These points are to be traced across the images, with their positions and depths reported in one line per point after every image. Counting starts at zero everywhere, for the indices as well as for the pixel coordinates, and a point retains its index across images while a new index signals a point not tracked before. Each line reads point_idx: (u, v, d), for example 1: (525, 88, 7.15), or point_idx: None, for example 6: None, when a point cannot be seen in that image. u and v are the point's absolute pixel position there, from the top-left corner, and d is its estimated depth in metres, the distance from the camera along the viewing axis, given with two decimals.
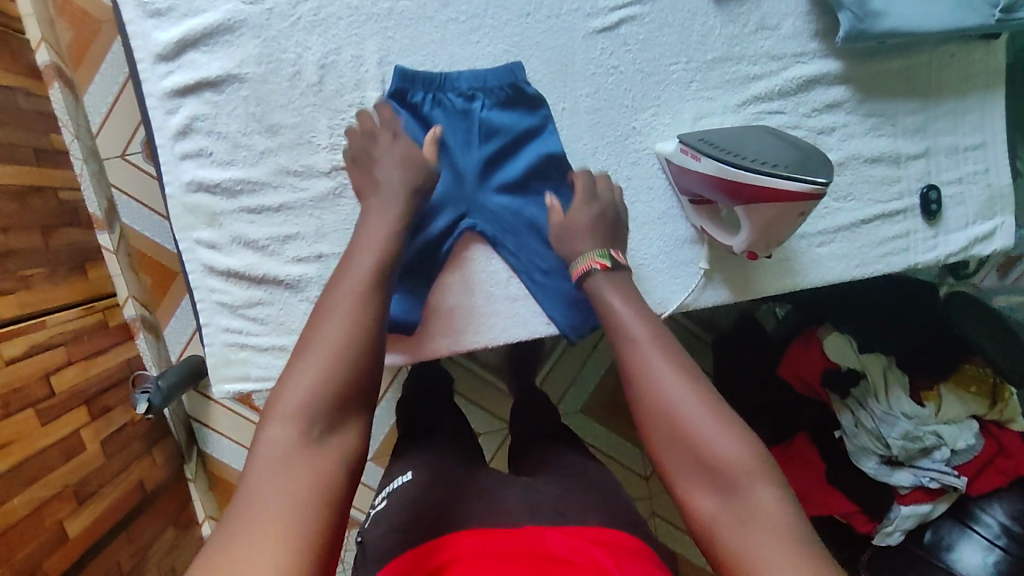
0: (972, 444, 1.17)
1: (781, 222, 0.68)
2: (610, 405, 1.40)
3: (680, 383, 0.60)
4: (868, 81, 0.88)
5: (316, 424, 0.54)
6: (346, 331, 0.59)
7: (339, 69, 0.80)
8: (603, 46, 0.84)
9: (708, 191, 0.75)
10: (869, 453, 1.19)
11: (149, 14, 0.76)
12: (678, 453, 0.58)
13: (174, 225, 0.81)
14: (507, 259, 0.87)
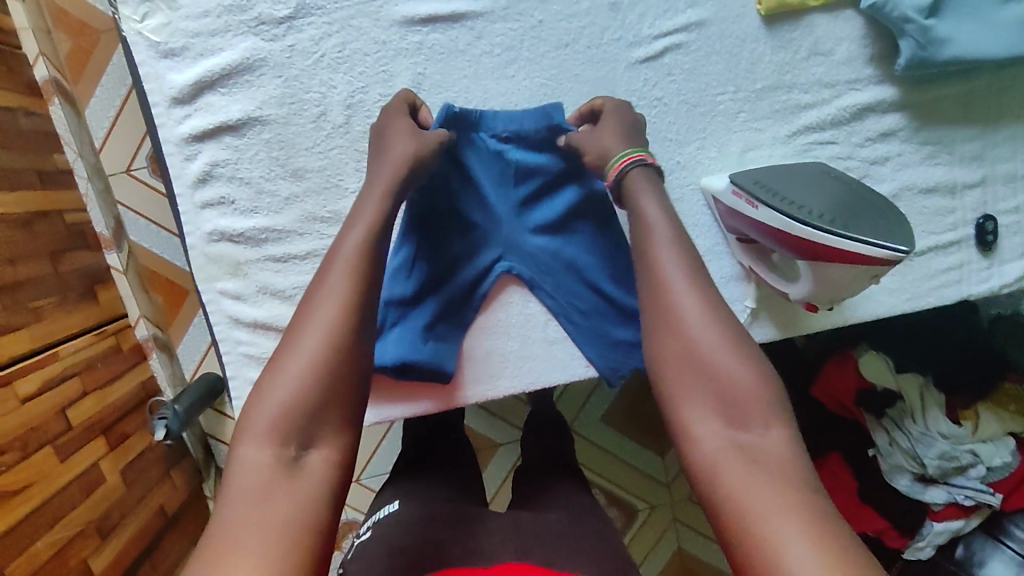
0: (1008, 462, 1.08)
1: (851, 282, 0.66)
2: (631, 412, 1.33)
3: (705, 312, 0.54)
4: (924, 107, 0.83)
5: (292, 439, 0.48)
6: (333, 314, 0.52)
7: (367, 108, 0.75)
8: (647, 77, 0.78)
9: (765, 240, 0.71)
10: (903, 470, 1.10)
11: (162, 55, 0.71)
12: (689, 380, 0.52)
13: (197, 275, 0.77)
14: (546, 303, 0.82)
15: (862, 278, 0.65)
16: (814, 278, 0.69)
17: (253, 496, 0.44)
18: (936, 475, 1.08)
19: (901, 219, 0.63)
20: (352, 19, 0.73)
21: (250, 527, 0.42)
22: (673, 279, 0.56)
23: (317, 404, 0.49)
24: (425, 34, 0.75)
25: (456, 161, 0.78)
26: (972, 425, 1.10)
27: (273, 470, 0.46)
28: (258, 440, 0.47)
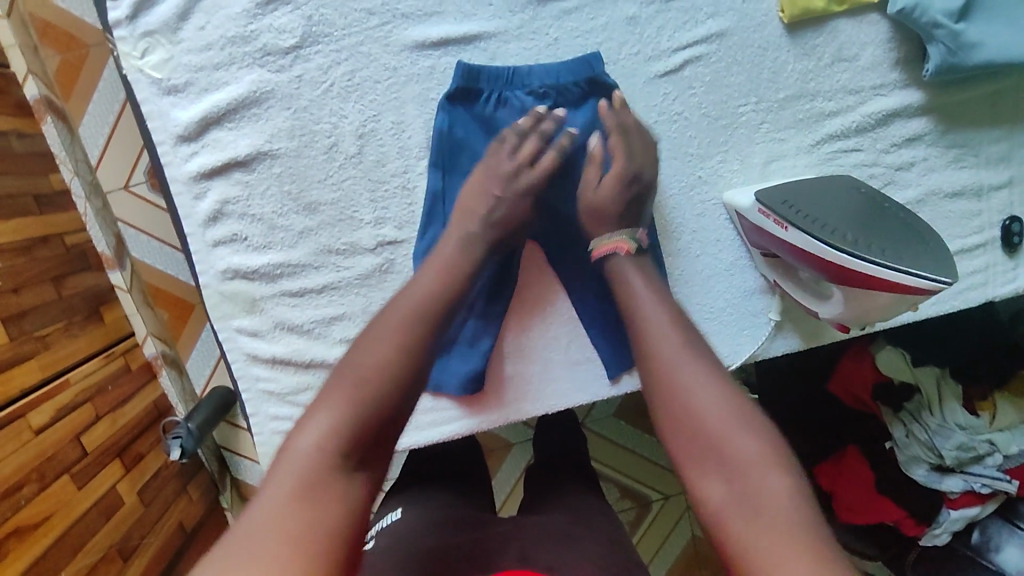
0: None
1: (887, 308, 0.65)
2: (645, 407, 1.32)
3: (707, 373, 0.54)
4: (950, 110, 0.81)
5: (352, 454, 0.48)
6: (393, 356, 0.54)
7: (379, 137, 0.72)
8: (667, 91, 0.76)
9: (795, 261, 0.70)
10: (920, 461, 1.09)
11: (164, 91, 0.69)
12: (689, 441, 0.51)
13: (211, 313, 0.74)
14: (563, 278, 0.80)
15: (902, 305, 0.65)
16: (849, 303, 0.68)
17: (293, 507, 0.44)
18: (954, 465, 1.07)
19: (941, 245, 0.63)
20: (361, 46, 0.70)
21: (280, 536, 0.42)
22: (673, 340, 0.57)
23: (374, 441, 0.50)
24: (437, 58, 0.72)
25: (485, 120, 0.73)
26: (989, 416, 1.09)
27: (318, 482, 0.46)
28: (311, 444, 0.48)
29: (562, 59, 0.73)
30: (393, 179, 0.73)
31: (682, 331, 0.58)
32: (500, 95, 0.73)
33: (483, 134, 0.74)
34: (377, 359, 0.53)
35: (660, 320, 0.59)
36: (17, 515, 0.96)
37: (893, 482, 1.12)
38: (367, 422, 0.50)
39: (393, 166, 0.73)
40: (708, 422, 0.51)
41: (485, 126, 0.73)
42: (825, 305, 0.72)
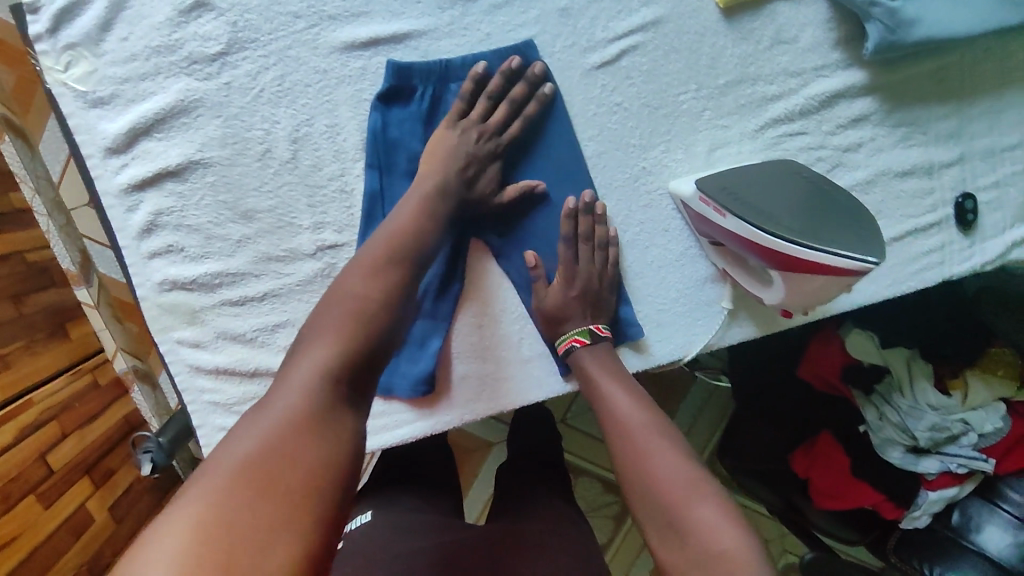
0: (999, 427, 1.07)
1: (822, 290, 0.64)
2: None
3: (673, 454, 0.60)
4: (895, 88, 0.80)
5: (337, 382, 0.49)
6: (374, 299, 0.56)
7: (314, 141, 0.71)
8: (604, 82, 0.75)
9: (735, 248, 0.69)
10: (895, 443, 1.09)
11: (91, 104, 0.68)
12: (658, 516, 0.57)
13: (151, 326, 0.74)
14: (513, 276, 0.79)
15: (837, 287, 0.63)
16: (787, 288, 0.67)
17: (286, 428, 0.45)
18: (929, 445, 1.07)
19: (876, 230, 0.62)
20: (289, 49, 0.69)
21: (276, 454, 0.43)
22: (644, 427, 0.63)
23: (358, 374, 0.51)
24: (367, 58, 0.71)
25: (421, 119, 0.72)
26: (960, 395, 1.10)
27: (310, 410, 0.46)
28: (299, 378, 0.48)
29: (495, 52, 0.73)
30: (330, 183, 0.72)
31: (650, 418, 0.65)
32: (435, 91, 0.72)
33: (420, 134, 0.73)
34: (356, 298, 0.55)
35: (628, 410, 0.66)
36: None
37: (869, 466, 1.11)
38: (351, 359, 0.51)
39: (329, 170, 0.72)
40: (670, 495, 0.57)
41: (423, 125, 0.72)
42: (768, 291, 0.71)
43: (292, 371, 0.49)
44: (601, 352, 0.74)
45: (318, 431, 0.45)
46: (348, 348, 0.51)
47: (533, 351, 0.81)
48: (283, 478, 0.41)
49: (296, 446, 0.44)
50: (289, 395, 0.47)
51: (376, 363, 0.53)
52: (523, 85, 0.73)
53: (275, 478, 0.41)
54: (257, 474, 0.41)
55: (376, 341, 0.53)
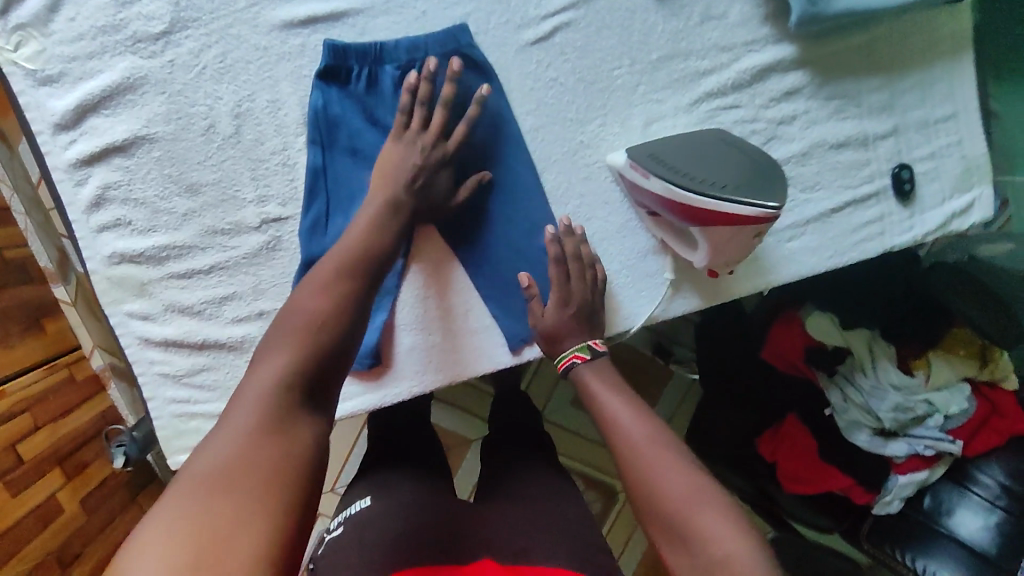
0: (967, 409, 1.12)
1: (737, 242, 0.67)
2: None
3: (675, 466, 0.59)
4: (826, 62, 0.82)
5: (298, 393, 0.50)
6: (328, 312, 0.56)
7: (256, 116, 0.74)
8: (539, 58, 0.78)
9: (661, 210, 0.72)
10: (861, 425, 1.13)
11: (40, 83, 0.70)
12: (672, 531, 0.56)
13: (101, 299, 0.76)
14: (457, 250, 0.81)
15: (750, 234, 0.65)
16: (709, 244, 0.69)
17: (250, 440, 0.45)
18: (894, 427, 1.12)
19: (778, 177, 0.64)
20: (230, 28, 0.72)
21: (245, 464, 0.43)
22: (646, 437, 0.62)
23: (318, 387, 0.52)
24: (306, 36, 0.74)
25: (361, 98, 0.74)
26: (925, 374, 1.14)
27: (267, 420, 0.47)
28: (256, 389, 0.49)
29: (430, 33, 0.75)
30: (273, 157, 0.75)
31: (653, 429, 0.63)
32: (370, 72, 0.74)
33: (359, 115, 0.75)
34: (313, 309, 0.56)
35: (629, 419, 0.64)
36: None
37: (836, 450, 1.15)
38: (309, 369, 0.52)
39: (272, 144, 0.75)
40: (676, 509, 0.56)
41: (361, 103, 0.74)
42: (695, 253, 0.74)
43: (249, 384, 0.50)
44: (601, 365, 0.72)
45: (275, 440, 0.46)
46: (305, 359, 0.52)
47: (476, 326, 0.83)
48: (254, 486, 0.42)
49: (259, 455, 0.44)
50: (249, 409, 0.47)
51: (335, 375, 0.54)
52: (448, 86, 0.72)
53: (243, 485, 0.42)
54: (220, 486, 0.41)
55: (335, 355, 0.54)
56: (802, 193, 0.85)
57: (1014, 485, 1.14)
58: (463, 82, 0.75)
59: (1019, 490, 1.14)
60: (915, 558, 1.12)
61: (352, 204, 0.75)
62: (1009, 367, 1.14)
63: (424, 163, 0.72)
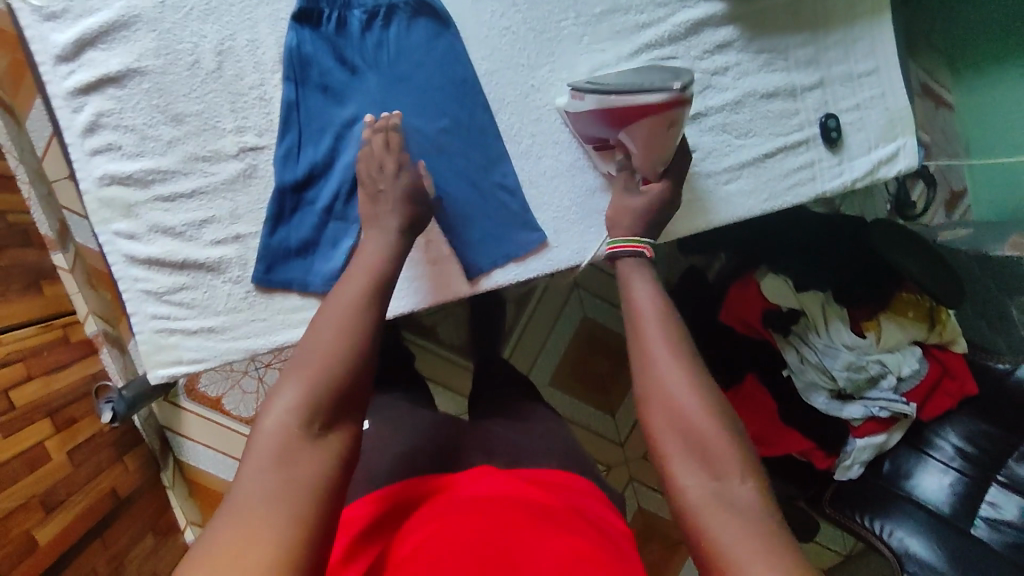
0: (917, 369, 1.16)
1: (658, 137, 0.76)
2: (574, 371, 1.54)
3: (686, 370, 0.56)
4: (756, 19, 0.91)
5: (319, 416, 0.54)
6: (334, 339, 0.59)
7: (237, 54, 0.83)
8: (493, 9, 0.87)
9: (597, 126, 0.82)
10: (819, 388, 1.18)
11: (44, 18, 0.79)
12: (678, 440, 0.53)
13: (91, 218, 0.83)
14: None
15: (661, 118, 0.74)
16: (634, 145, 0.79)
17: (269, 481, 0.49)
18: (850, 387, 1.15)
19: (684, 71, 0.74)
20: None
21: (274, 495, 0.48)
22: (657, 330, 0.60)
23: (341, 409, 0.56)
24: None
25: (331, 39, 0.84)
26: (875, 336, 1.19)
27: (292, 446, 0.52)
28: (276, 422, 0.53)
29: None
30: (251, 92, 0.83)
31: (666, 317, 0.61)
32: (340, 16, 0.83)
33: (329, 55, 0.83)
34: (329, 335, 0.59)
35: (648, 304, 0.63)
36: None
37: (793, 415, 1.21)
38: (325, 397, 0.55)
39: (250, 80, 0.83)
40: (687, 414, 0.53)
41: (331, 44, 0.83)
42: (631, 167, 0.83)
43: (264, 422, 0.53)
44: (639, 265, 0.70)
45: (291, 475, 0.50)
46: (322, 383, 0.56)
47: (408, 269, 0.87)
48: (288, 508, 0.47)
49: (288, 480, 0.49)
50: (266, 452, 0.51)
51: (359, 395, 0.58)
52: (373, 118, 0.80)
53: (258, 520, 0.46)
54: (245, 521, 0.46)
55: (357, 377, 0.58)
56: (737, 138, 0.93)
57: (970, 448, 1.17)
58: (424, 28, 0.85)
59: (976, 453, 1.17)
60: (874, 520, 1.15)
61: (323, 137, 0.85)
62: (958, 330, 1.19)
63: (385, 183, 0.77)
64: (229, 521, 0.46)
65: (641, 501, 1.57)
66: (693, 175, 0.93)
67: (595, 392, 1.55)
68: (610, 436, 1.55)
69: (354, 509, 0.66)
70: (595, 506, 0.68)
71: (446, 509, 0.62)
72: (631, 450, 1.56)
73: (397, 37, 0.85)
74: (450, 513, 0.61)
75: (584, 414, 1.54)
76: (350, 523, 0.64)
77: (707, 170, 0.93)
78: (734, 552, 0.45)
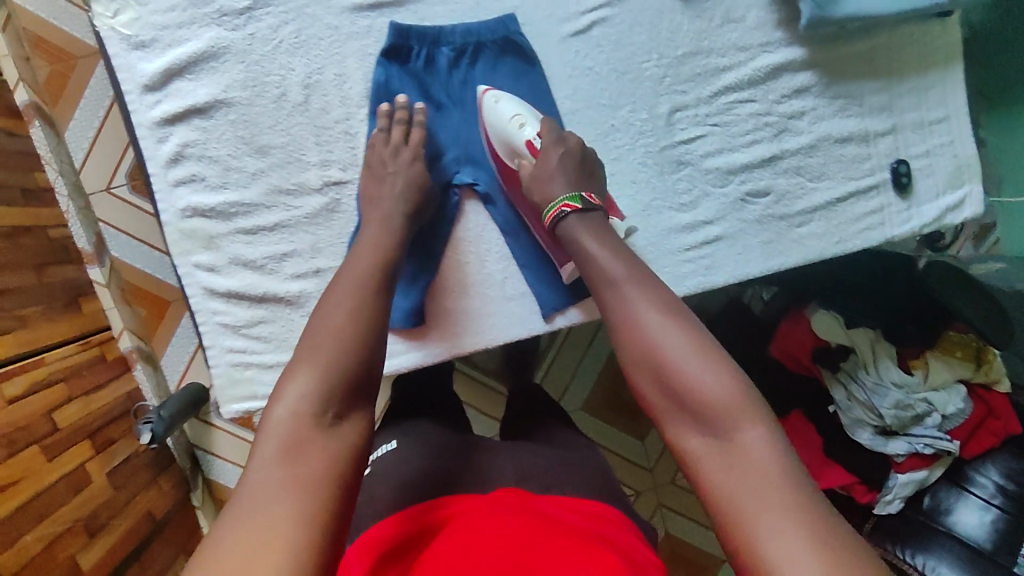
0: (962, 408, 1.15)
1: (504, 120, 0.82)
2: (608, 397, 1.50)
3: (676, 328, 0.60)
4: (834, 65, 0.92)
5: (330, 406, 0.56)
6: (345, 321, 0.62)
7: (324, 88, 0.82)
8: (578, 49, 0.87)
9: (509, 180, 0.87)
10: (864, 424, 1.17)
11: (133, 47, 0.78)
12: (667, 396, 0.58)
13: (172, 249, 0.83)
14: (496, 220, 0.89)
15: (491, 105, 0.83)
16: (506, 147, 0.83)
17: (278, 465, 0.51)
18: (895, 425, 1.15)
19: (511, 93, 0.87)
20: (306, 8, 0.81)
21: (293, 482, 0.50)
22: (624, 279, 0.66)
23: (351, 396, 0.58)
24: (374, 18, 0.82)
25: (418, 75, 0.84)
26: (922, 374, 1.18)
27: (303, 434, 0.54)
28: (290, 408, 0.55)
29: (479, 21, 0.84)
30: (336, 126, 0.83)
31: (633, 268, 0.67)
32: (429, 52, 0.83)
33: (416, 91, 0.84)
34: (332, 325, 0.61)
35: (608, 259, 0.68)
36: None
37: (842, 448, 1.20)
38: (336, 375, 0.58)
39: (336, 114, 0.83)
40: (673, 370, 0.58)
41: (419, 80, 0.84)
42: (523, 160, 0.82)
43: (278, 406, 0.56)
44: (590, 218, 0.73)
45: (307, 453, 0.52)
46: (335, 368, 0.58)
47: (473, 307, 0.90)
48: (298, 495, 0.49)
49: (302, 470, 0.51)
50: (278, 434, 0.53)
51: (367, 381, 0.60)
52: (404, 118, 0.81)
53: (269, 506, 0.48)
54: (262, 508, 0.47)
55: (362, 365, 0.60)
56: (811, 182, 0.93)
57: (1012, 485, 1.15)
58: (511, 65, 0.86)
59: (1018, 491, 1.15)
60: (914, 554, 1.13)
61: None
62: (1003, 370, 1.17)
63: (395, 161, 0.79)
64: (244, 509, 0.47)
65: (672, 529, 1.51)
66: (766, 218, 0.93)
67: (623, 417, 1.51)
68: (638, 461, 1.50)
69: (378, 528, 0.62)
70: (608, 528, 0.62)
71: (468, 523, 0.58)
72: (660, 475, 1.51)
73: (483, 74, 0.85)
74: (469, 529, 0.57)
75: (612, 437, 1.50)
76: (379, 536, 0.61)
77: (781, 213, 0.93)
78: (747, 507, 0.49)
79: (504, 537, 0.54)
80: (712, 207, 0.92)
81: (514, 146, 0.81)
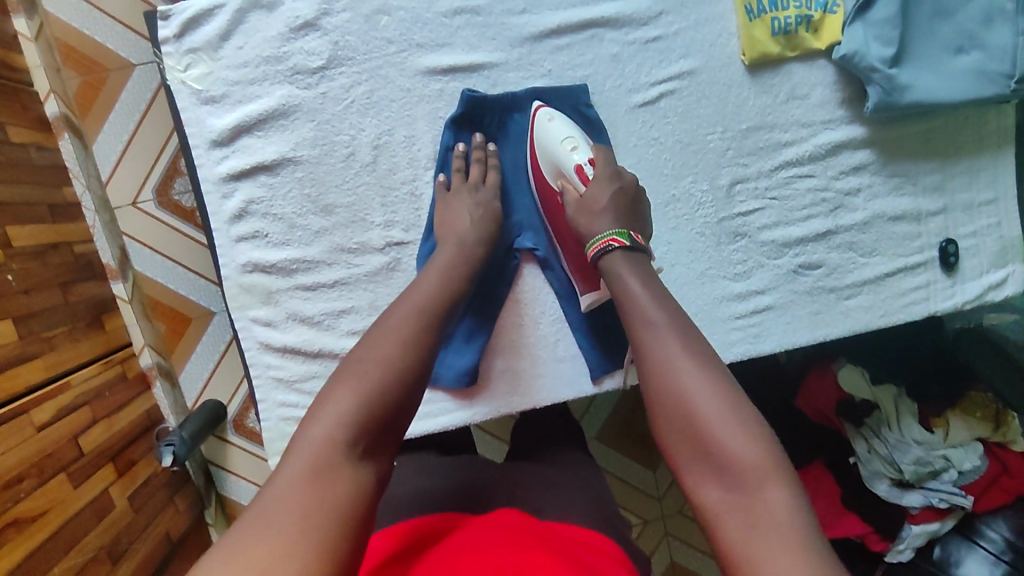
0: (978, 466, 1.03)
1: (552, 142, 0.81)
2: (624, 428, 1.37)
3: (704, 374, 0.55)
4: (891, 144, 0.93)
5: (361, 439, 0.53)
6: (396, 351, 0.60)
7: (392, 149, 0.82)
8: (645, 119, 0.88)
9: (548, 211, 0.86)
10: (882, 475, 1.07)
11: (203, 101, 0.79)
12: (689, 445, 0.53)
13: (230, 303, 0.82)
14: (553, 285, 0.89)
15: (543, 125, 0.82)
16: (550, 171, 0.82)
17: (297, 491, 0.47)
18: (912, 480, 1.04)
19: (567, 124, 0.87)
20: (379, 70, 0.81)
21: (291, 513, 0.45)
22: (656, 318, 0.61)
23: (378, 434, 0.55)
24: (445, 82, 0.83)
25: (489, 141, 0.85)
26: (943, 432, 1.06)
27: (331, 461, 0.50)
28: (325, 430, 0.52)
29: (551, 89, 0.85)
30: (402, 187, 0.83)
31: (666, 309, 0.62)
32: (500, 117, 0.85)
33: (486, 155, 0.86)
34: (375, 357, 0.58)
35: (642, 298, 0.64)
36: (16, 507, 0.90)
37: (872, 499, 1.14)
38: (378, 408, 0.55)
39: (403, 175, 0.83)
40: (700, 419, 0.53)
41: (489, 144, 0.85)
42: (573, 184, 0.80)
43: (314, 425, 0.53)
44: (636, 256, 0.69)
45: (326, 480, 0.49)
46: (377, 397, 0.56)
47: (526, 366, 0.90)
48: (309, 529, 0.44)
49: (312, 500, 0.47)
50: (306, 456, 0.50)
51: (395, 428, 0.57)
52: (475, 169, 0.82)
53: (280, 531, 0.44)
54: (252, 540, 0.43)
55: (397, 404, 0.57)
56: (862, 257, 0.94)
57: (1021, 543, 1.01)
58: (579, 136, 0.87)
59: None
60: None
61: None
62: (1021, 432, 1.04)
63: (478, 202, 0.80)
64: (241, 536, 0.43)
65: (684, 561, 1.37)
66: (817, 290, 0.93)
67: (639, 448, 1.38)
68: (648, 490, 1.37)
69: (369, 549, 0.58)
70: (600, 561, 0.56)
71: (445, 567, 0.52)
72: (669, 504, 1.37)
73: None
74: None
75: (624, 468, 1.37)
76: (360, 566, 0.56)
77: (832, 285, 0.94)
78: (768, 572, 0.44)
79: (494, 568, 0.50)
80: (765, 277, 0.93)
81: (562, 168, 0.81)
